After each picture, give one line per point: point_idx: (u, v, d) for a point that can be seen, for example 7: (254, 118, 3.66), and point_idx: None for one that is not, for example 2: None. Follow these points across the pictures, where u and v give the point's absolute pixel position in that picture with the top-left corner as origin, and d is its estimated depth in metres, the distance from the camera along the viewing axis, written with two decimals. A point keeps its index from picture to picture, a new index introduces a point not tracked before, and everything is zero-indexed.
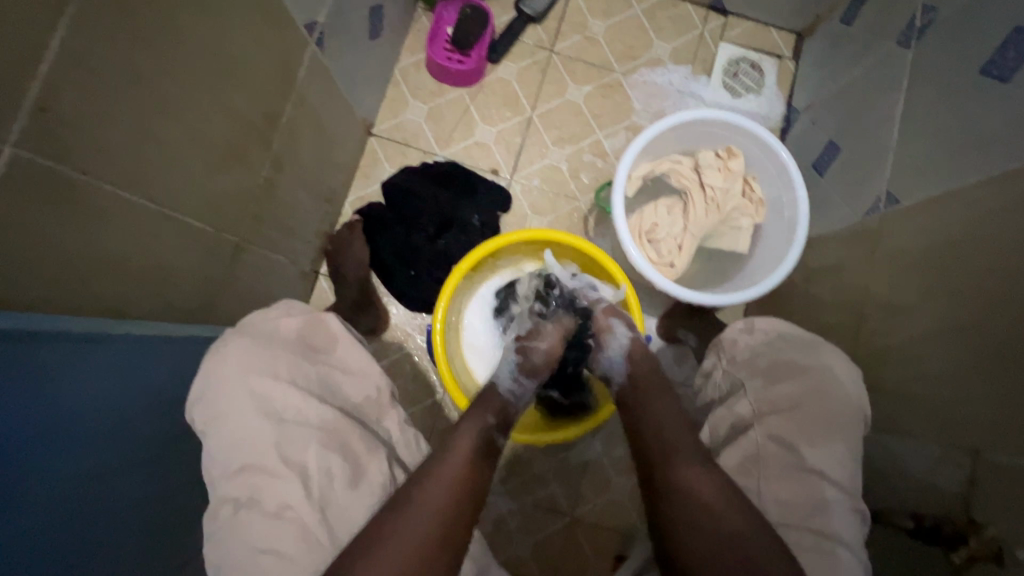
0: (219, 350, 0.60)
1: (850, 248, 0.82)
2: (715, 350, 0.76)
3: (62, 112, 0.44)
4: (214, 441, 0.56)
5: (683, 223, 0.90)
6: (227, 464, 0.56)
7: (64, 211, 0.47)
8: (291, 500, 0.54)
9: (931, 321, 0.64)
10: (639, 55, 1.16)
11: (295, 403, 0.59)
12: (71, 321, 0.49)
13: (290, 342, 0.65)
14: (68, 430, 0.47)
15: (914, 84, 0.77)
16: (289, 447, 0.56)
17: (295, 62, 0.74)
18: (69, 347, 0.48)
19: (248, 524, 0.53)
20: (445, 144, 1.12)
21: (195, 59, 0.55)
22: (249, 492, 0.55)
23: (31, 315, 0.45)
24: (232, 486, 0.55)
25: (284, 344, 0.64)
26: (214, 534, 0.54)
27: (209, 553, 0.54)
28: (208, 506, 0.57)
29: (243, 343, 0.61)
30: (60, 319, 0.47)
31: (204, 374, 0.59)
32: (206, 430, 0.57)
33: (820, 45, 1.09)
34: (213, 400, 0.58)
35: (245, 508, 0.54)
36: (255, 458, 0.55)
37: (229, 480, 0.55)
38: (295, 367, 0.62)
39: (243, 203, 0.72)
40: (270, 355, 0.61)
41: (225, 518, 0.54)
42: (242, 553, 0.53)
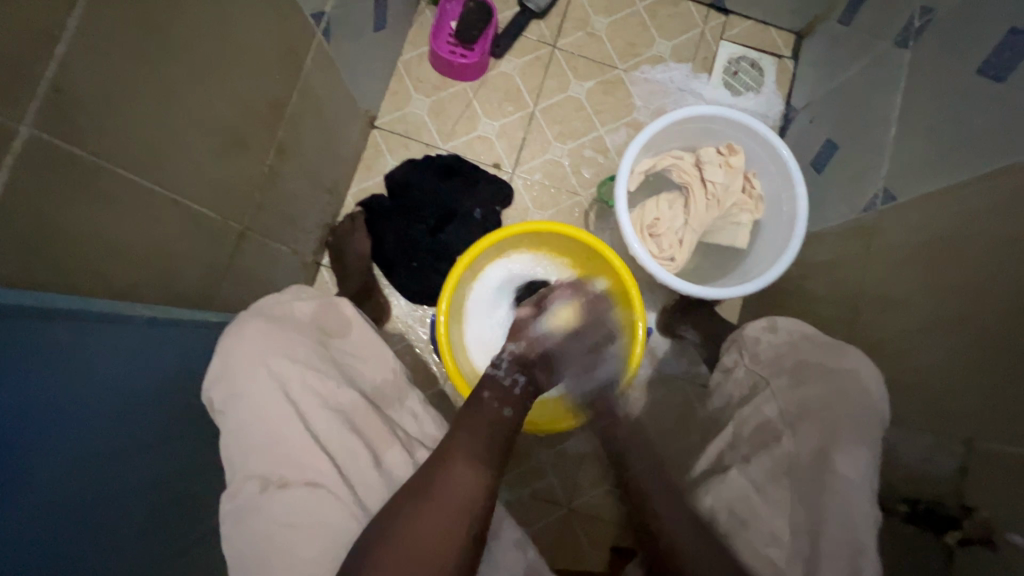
0: (239, 332, 0.60)
1: (847, 244, 0.84)
2: (737, 348, 0.79)
3: (77, 93, 0.44)
4: (235, 420, 0.57)
5: (683, 217, 0.91)
6: (251, 442, 0.56)
7: (74, 192, 0.47)
8: (320, 478, 0.55)
9: (925, 314, 0.65)
10: (640, 52, 1.17)
11: (314, 384, 0.59)
12: (81, 301, 0.49)
13: (306, 326, 0.65)
14: (78, 410, 0.48)
15: (912, 83, 0.78)
16: (315, 426, 0.57)
17: (302, 51, 0.74)
18: (78, 327, 0.49)
19: (276, 501, 0.54)
20: (447, 138, 1.13)
21: (204, 44, 0.55)
22: (279, 469, 0.55)
23: (40, 294, 0.46)
24: (260, 463, 0.55)
25: (299, 328, 0.64)
26: (232, 511, 0.55)
27: (229, 532, 0.54)
28: (227, 486, 0.57)
29: (261, 325, 0.61)
30: (66, 297, 0.48)
31: (224, 355, 0.59)
32: (225, 410, 0.57)
33: (819, 45, 1.10)
34: (234, 379, 0.58)
35: (273, 487, 0.54)
36: (282, 437, 0.56)
37: (255, 458, 0.56)
38: (312, 349, 0.62)
39: (248, 191, 0.73)
40: (290, 338, 0.61)
41: (250, 496, 0.54)
42: (268, 532, 0.53)
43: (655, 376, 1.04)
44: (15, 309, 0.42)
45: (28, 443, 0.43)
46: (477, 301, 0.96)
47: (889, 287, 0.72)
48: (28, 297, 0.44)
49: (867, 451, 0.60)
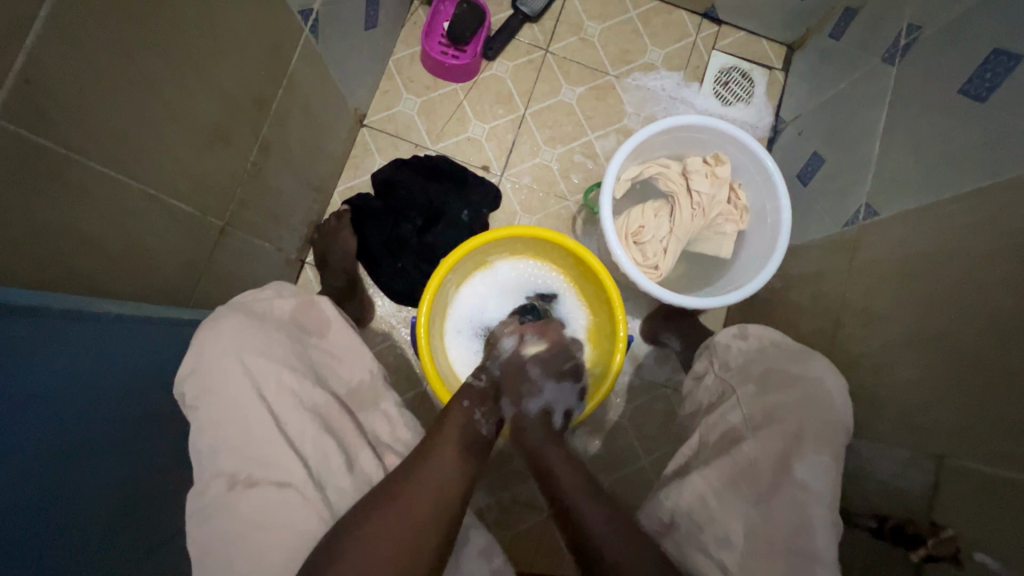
0: (215, 326, 0.59)
1: (829, 257, 0.84)
2: (708, 354, 0.80)
3: (49, 84, 0.43)
4: (207, 418, 0.56)
5: (668, 226, 0.91)
6: (220, 441, 0.55)
7: (44, 185, 0.46)
8: (290, 480, 0.54)
9: (903, 330, 0.66)
10: (633, 59, 1.18)
11: (289, 384, 0.59)
12: (52, 297, 0.49)
13: (284, 324, 0.65)
14: (39, 408, 0.46)
15: (897, 100, 0.79)
16: (288, 427, 0.57)
17: (288, 47, 0.73)
18: (45, 322, 0.48)
19: (244, 502, 0.53)
20: (437, 139, 1.12)
21: (186, 39, 0.55)
22: (248, 469, 0.54)
23: (5, 286, 0.45)
24: (231, 461, 0.55)
25: (278, 325, 0.63)
26: (199, 510, 0.54)
27: (193, 531, 0.54)
28: (194, 483, 0.56)
29: (240, 321, 0.60)
30: (28, 292, 0.47)
31: (198, 350, 0.58)
32: (196, 406, 0.56)
33: (809, 58, 1.11)
34: (207, 376, 0.57)
35: (241, 486, 0.54)
36: (254, 438, 0.55)
37: (225, 456, 0.55)
38: (290, 348, 0.62)
39: (230, 187, 0.72)
40: (268, 336, 0.60)
41: (218, 494, 0.54)
42: (234, 533, 0.52)
43: (638, 383, 1.04)
44: None
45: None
46: (461, 303, 0.95)
47: (868, 301, 0.73)
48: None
49: (838, 465, 0.61)
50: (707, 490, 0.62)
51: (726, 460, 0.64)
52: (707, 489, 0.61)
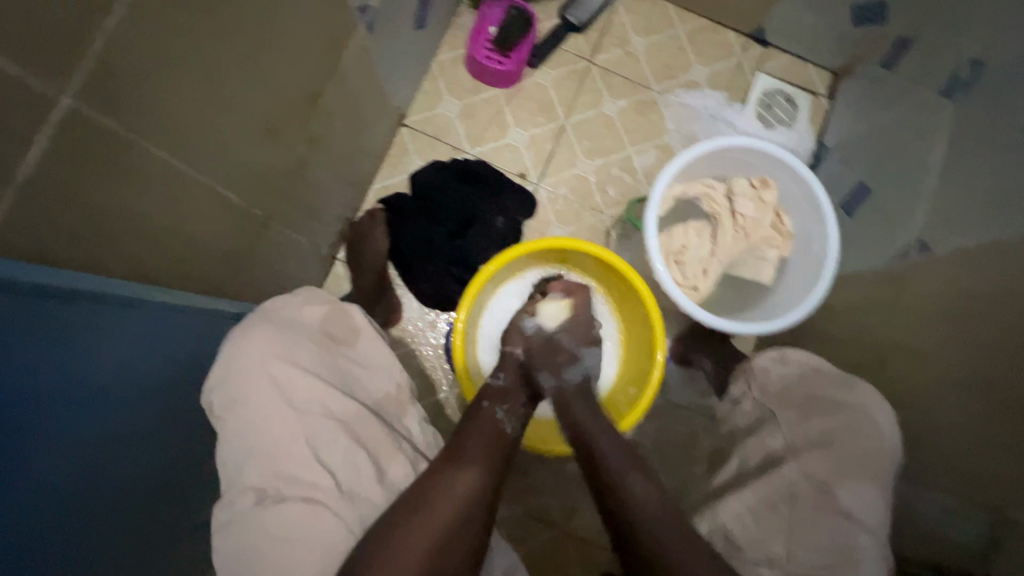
0: (243, 335, 0.58)
1: (876, 290, 0.82)
2: (744, 378, 0.76)
3: (123, 69, 0.42)
4: (234, 429, 0.54)
5: (710, 247, 0.90)
6: (247, 453, 0.54)
7: (109, 171, 0.45)
8: (318, 494, 0.53)
9: (957, 373, 0.64)
10: (676, 75, 1.17)
11: (320, 395, 0.57)
12: (109, 283, 0.49)
13: (312, 332, 0.63)
14: (77, 394, 0.45)
15: (955, 135, 0.77)
16: (317, 441, 0.55)
17: (343, 42, 0.72)
18: (93, 310, 0.47)
19: (270, 516, 0.51)
20: (475, 143, 1.11)
21: (251, 29, 0.54)
22: (276, 483, 0.53)
23: (69, 274, 0.44)
24: (258, 475, 0.53)
25: (307, 334, 0.62)
26: (226, 523, 0.52)
27: (220, 542, 0.52)
28: (222, 494, 0.54)
29: (269, 330, 0.59)
30: (86, 277, 0.46)
31: (226, 359, 0.57)
32: (224, 416, 0.55)
33: (857, 86, 1.09)
34: (236, 385, 0.55)
35: (269, 501, 0.52)
36: (282, 450, 0.54)
37: (252, 469, 0.53)
38: (318, 357, 0.60)
39: (276, 180, 0.71)
40: (297, 344, 0.59)
41: (245, 508, 0.52)
42: (258, 546, 0.51)
43: (664, 404, 1.02)
44: (45, 290, 0.41)
45: (18, 427, 0.40)
46: (492, 310, 0.93)
47: (919, 340, 0.71)
48: (61, 278, 0.43)
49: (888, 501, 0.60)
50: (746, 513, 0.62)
51: (766, 481, 0.63)
52: (750, 523, 0.62)
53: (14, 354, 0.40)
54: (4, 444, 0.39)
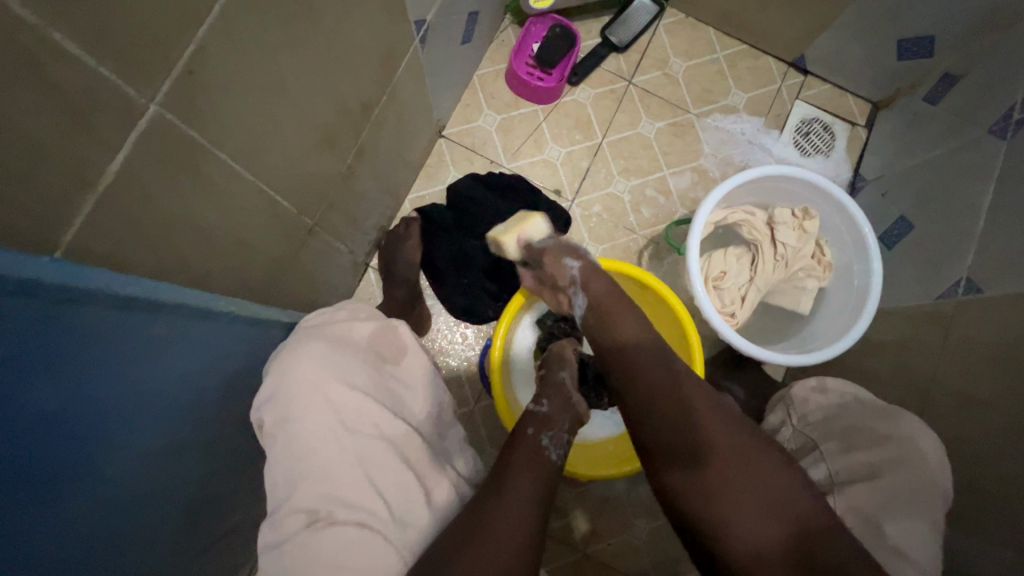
0: (295, 353, 0.58)
1: (920, 327, 0.81)
2: (783, 406, 0.76)
3: (206, 77, 0.43)
4: (285, 445, 0.54)
5: (749, 274, 0.89)
6: (298, 471, 0.53)
7: (178, 176, 0.45)
8: (370, 518, 0.51)
9: (1008, 418, 0.63)
10: (715, 99, 1.17)
11: (371, 415, 0.57)
12: (181, 293, 0.49)
13: (362, 350, 0.62)
14: (142, 402, 0.45)
15: (1007, 175, 0.76)
16: (369, 462, 0.54)
17: (399, 56, 0.73)
18: (170, 317, 0.47)
19: (324, 539, 0.49)
20: (512, 157, 1.12)
21: (320, 41, 0.54)
22: (328, 506, 0.51)
23: (147, 281, 0.45)
24: (309, 495, 0.52)
25: (357, 352, 0.62)
26: (275, 546, 0.51)
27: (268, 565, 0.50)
28: (270, 514, 0.53)
29: (320, 348, 0.59)
30: (164, 287, 0.47)
31: (278, 376, 0.57)
32: (276, 433, 0.54)
33: (898, 119, 1.09)
34: (289, 403, 0.55)
35: (320, 524, 0.50)
36: (334, 471, 0.53)
37: (303, 488, 0.52)
38: (368, 377, 0.60)
39: (326, 188, 0.71)
40: (348, 363, 0.59)
41: (295, 531, 0.50)
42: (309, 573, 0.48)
43: None
44: (128, 298, 0.41)
45: (88, 434, 0.40)
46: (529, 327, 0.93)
47: (969, 382, 0.69)
48: (140, 286, 0.43)
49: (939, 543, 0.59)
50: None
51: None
52: None
53: (99, 362, 0.40)
54: (73, 447, 0.39)
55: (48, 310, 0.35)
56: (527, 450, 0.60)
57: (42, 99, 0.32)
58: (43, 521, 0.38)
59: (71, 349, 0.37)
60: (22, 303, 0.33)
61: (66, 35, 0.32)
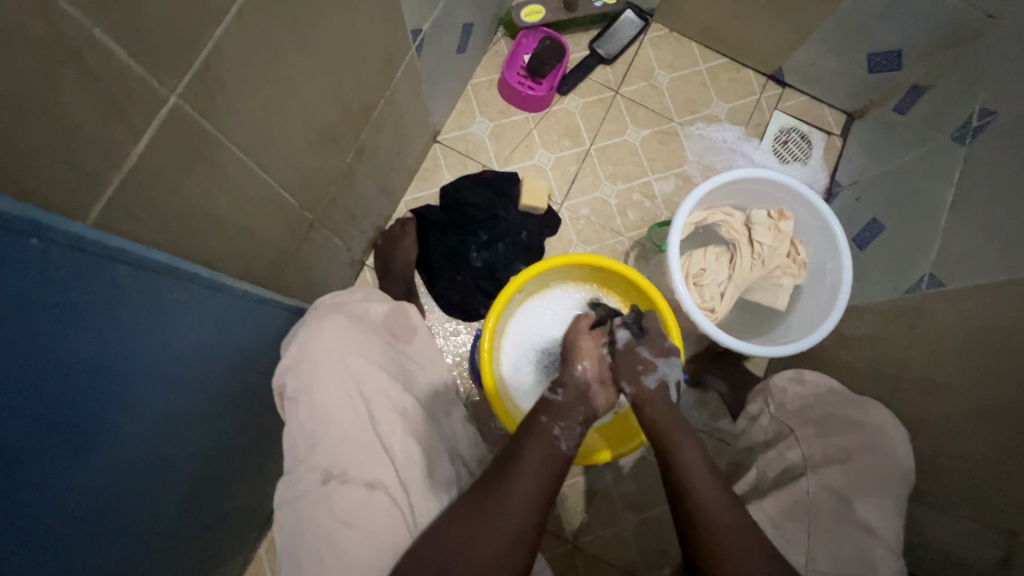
0: (319, 326, 0.61)
1: (888, 321, 0.86)
2: (763, 396, 0.79)
3: (220, 73, 0.47)
4: (305, 410, 0.57)
5: (727, 272, 0.93)
6: (316, 435, 0.57)
7: (195, 160, 0.49)
8: (381, 480, 0.56)
9: (968, 401, 0.67)
10: (698, 109, 1.22)
11: (383, 387, 0.60)
12: (197, 269, 0.53)
13: (375, 328, 0.66)
14: (152, 368, 0.49)
15: (966, 178, 0.81)
16: (381, 429, 0.58)
17: (397, 62, 0.78)
18: (190, 289, 0.51)
19: (338, 496, 0.54)
20: (504, 161, 1.17)
21: (325, 44, 0.59)
22: (342, 465, 0.56)
23: (165, 255, 0.48)
24: (326, 455, 0.56)
25: (373, 330, 0.65)
26: (292, 500, 0.55)
27: (285, 516, 0.56)
28: (287, 471, 0.57)
29: (341, 322, 0.62)
30: (186, 262, 0.51)
31: (302, 345, 0.60)
32: (297, 399, 0.58)
33: (870, 129, 1.15)
34: (309, 371, 0.58)
35: (335, 482, 0.55)
36: (349, 435, 0.57)
37: (323, 449, 0.56)
38: (382, 352, 0.63)
39: (327, 184, 0.75)
40: (364, 338, 0.62)
41: (312, 487, 0.55)
42: (327, 526, 0.53)
43: None
44: (144, 267, 0.45)
45: (105, 395, 0.44)
46: (519, 321, 0.97)
47: (932, 370, 0.73)
48: (155, 256, 0.47)
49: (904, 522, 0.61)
50: (775, 532, 0.63)
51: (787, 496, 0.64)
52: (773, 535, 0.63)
53: (123, 325, 0.44)
54: (89, 405, 0.43)
55: (82, 268, 0.39)
56: (540, 444, 0.60)
57: (78, 85, 0.36)
58: (50, 478, 0.42)
59: (100, 305, 0.41)
60: (64, 254, 0.37)
61: (102, 30, 0.36)
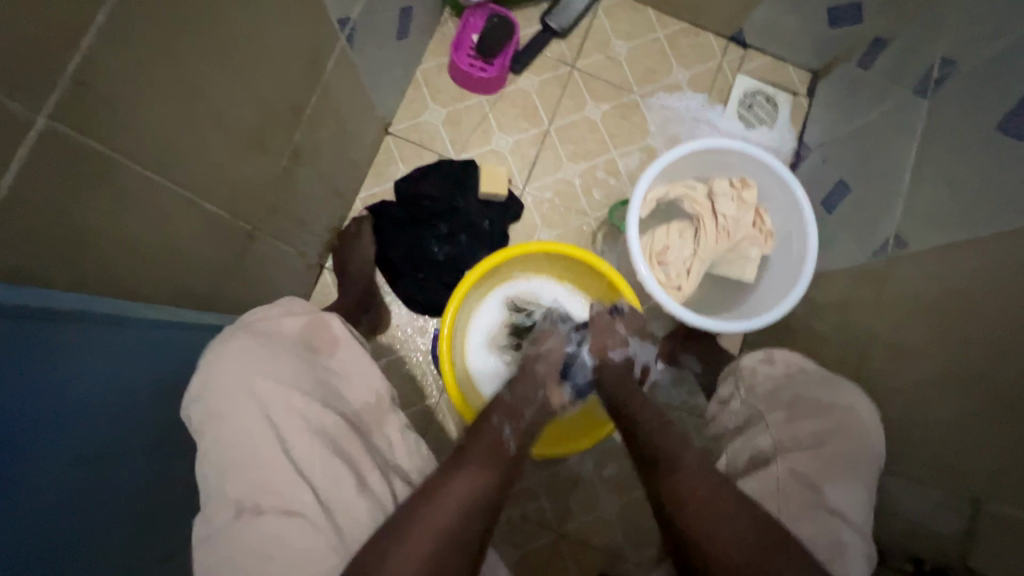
0: (221, 352, 0.58)
1: (856, 287, 0.84)
2: (732, 379, 0.76)
3: (99, 88, 0.43)
4: (213, 441, 0.55)
5: (692, 248, 0.91)
6: (229, 467, 0.54)
7: (88, 185, 0.46)
8: (298, 507, 0.54)
9: (934, 365, 0.65)
10: (658, 78, 1.18)
11: (299, 407, 0.57)
12: (91, 300, 0.49)
13: (292, 344, 0.63)
14: (66, 410, 0.46)
15: (929, 132, 0.78)
16: (296, 452, 0.55)
17: (325, 56, 0.73)
18: (82, 324, 0.48)
19: (252, 529, 0.52)
20: (460, 149, 1.12)
21: (229, 45, 0.54)
22: (255, 497, 0.54)
23: (49, 292, 0.45)
24: (236, 488, 0.54)
25: (286, 347, 0.62)
26: (207, 538, 0.53)
27: (201, 556, 0.53)
28: (203, 508, 0.55)
29: (245, 344, 0.59)
30: (73, 296, 0.47)
31: (206, 373, 0.57)
32: (204, 430, 0.55)
33: (835, 86, 1.11)
34: (216, 399, 0.56)
35: (247, 515, 0.53)
36: (262, 464, 0.54)
37: (232, 483, 0.54)
38: (297, 368, 0.60)
39: (262, 192, 0.72)
40: (275, 357, 0.60)
41: (225, 523, 0.53)
42: (243, 560, 0.51)
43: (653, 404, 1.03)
44: (26, 308, 0.42)
45: (16, 447, 0.41)
46: (480, 316, 0.95)
47: (899, 335, 0.72)
48: (37, 296, 0.43)
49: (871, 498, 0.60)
50: None
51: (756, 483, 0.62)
52: None
53: (15, 371, 0.41)
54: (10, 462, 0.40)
55: None
56: (489, 441, 0.64)
57: None
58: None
59: None
60: None
61: None
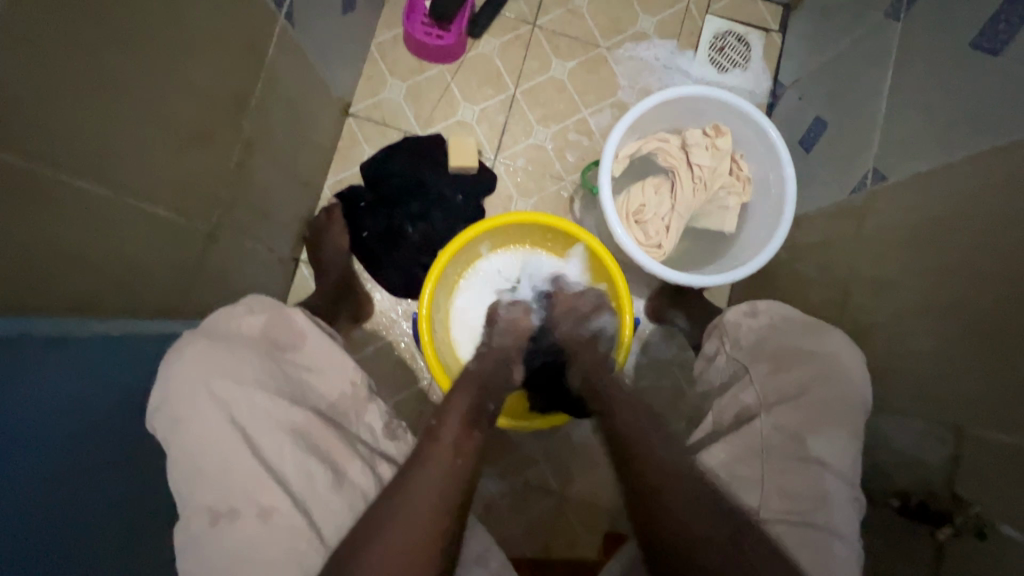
0: (178, 356, 0.57)
1: (837, 226, 0.82)
2: (717, 333, 0.74)
3: (6, 98, 0.40)
4: (180, 451, 0.54)
5: (670, 202, 0.89)
6: (200, 472, 0.54)
7: (11, 202, 0.43)
8: (274, 509, 0.53)
9: (915, 300, 0.64)
10: (624, 28, 1.13)
11: (263, 407, 0.57)
12: (33, 322, 0.48)
13: (255, 343, 0.62)
14: (36, 437, 0.46)
15: (903, 58, 0.75)
16: (264, 452, 0.55)
17: (263, 38, 0.69)
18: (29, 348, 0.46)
19: (227, 535, 0.52)
20: (425, 124, 1.08)
21: (152, 37, 0.51)
22: (228, 503, 0.53)
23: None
24: (208, 495, 0.53)
25: (247, 345, 0.61)
26: (184, 547, 0.53)
27: (183, 564, 0.52)
28: (179, 517, 0.55)
29: (202, 346, 0.58)
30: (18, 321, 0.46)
31: (164, 379, 0.56)
32: (170, 440, 0.55)
33: (808, 17, 1.06)
34: (175, 407, 0.55)
35: (223, 521, 0.52)
36: (229, 468, 0.54)
37: (202, 490, 0.53)
38: (260, 367, 0.59)
39: (213, 190, 0.69)
40: (236, 356, 0.58)
41: (201, 530, 0.52)
42: (223, 568, 0.51)
43: (645, 362, 1.03)
44: None
45: None
46: (458, 297, 0.95)
47: (880, 271, 0.70)
48: None
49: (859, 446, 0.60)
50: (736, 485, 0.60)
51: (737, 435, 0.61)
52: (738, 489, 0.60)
53: None
54: None
55: None
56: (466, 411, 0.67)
57: None
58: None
59: None
60: None
61: None
